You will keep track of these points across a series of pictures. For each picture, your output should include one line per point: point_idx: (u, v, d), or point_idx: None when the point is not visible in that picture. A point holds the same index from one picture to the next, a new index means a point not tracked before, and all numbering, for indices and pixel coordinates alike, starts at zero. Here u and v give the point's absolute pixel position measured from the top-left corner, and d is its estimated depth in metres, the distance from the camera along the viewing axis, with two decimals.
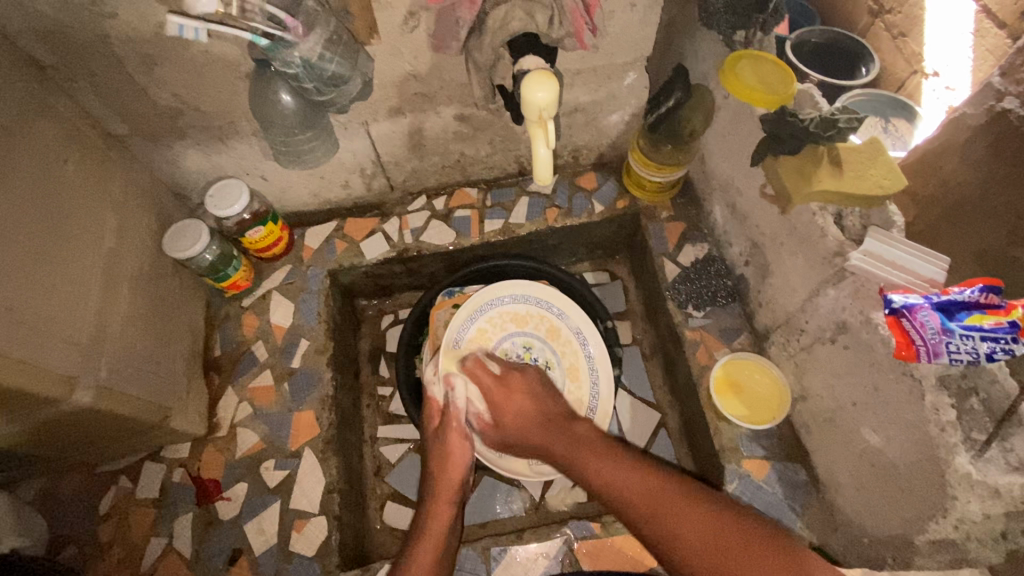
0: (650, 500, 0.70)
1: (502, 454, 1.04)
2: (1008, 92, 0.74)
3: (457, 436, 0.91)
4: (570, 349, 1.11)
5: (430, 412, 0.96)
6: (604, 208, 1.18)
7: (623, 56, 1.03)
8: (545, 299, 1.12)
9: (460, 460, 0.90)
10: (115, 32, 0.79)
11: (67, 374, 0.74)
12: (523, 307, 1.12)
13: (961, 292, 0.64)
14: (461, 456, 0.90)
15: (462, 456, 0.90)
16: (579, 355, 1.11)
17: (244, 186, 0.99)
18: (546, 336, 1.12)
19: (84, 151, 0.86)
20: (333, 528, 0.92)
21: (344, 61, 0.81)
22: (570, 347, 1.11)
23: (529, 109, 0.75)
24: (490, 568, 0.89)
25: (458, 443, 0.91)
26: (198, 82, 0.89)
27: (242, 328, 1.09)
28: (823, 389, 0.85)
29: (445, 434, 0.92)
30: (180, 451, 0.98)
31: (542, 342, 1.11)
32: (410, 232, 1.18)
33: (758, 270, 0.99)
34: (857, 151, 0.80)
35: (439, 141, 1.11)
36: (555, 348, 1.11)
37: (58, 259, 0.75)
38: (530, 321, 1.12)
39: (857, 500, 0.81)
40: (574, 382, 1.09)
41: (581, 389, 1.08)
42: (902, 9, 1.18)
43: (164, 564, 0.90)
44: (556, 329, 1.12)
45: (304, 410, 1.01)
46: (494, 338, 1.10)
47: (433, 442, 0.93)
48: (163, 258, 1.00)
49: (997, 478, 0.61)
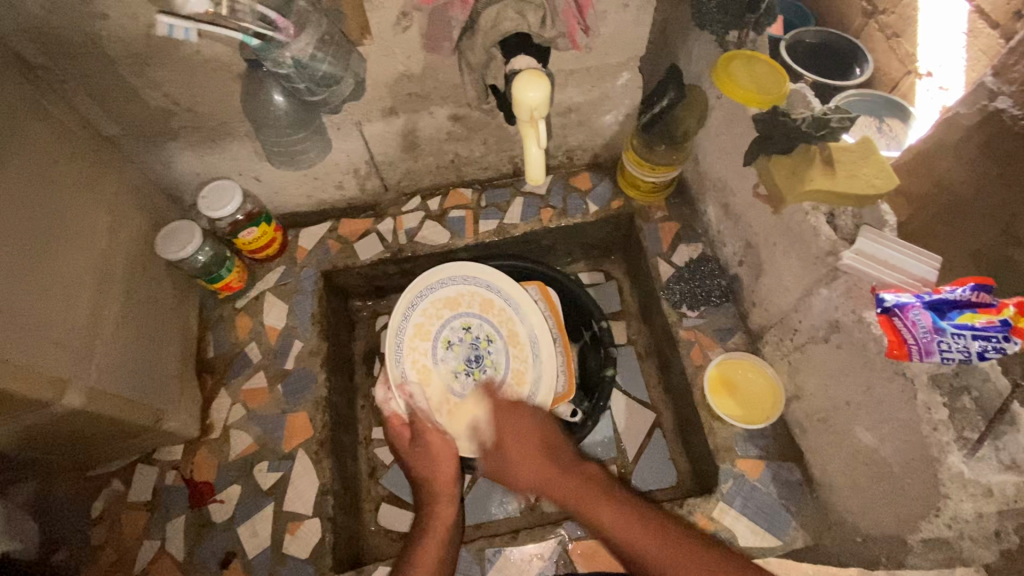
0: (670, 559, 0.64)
1: None
2: (1000, 91, 0.74)
3: (436, 435, 0.92)
4: (506, 316, 1.10)
5: (394, 427, 0.95)
6: (598, 208, 1.18)
7: (616, 56, 1.03)
8: (473, 275, 1.10)
9: (447, 455, 0.90)
10: (106, 32, 0.79)
11: (58, 376, 0.73)
12: (452, 289, 1.09)
13: (953, 291, 0.64)
14: (449, 449, 0.91)
15: (450, 453, 0.91)
16: (514, 320, 1.10)
17: (236, 188, 0.99)
18: (482, 310, 1.10)
19: (76, 152, 0.86)
20: (328, 530, 0.91)
21: (337, 61, 0.80)
22: (505, 313, 1.11)
23: (520, 110, 0.75)
24: (485, 569, 0.89)
25: (438, 439, 0.91)
26: (191, 83, 0.89)
27: (236, 329, 1.09)
28: (817, 388, 0.85)
29: (424, 441, 0.91)
30: (173, 453, 0.98)
31: (480, 319, 1.10)
32: (405, 233, 1.18)
33: (752, 270, 0.99)
34: (849, 151, 0.80)
35: (433, 141, 1.11)
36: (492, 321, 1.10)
37: (48, 261, 0.75)
38: (463, 301, 1.10)
39: (852, 499, 0.81)
40: (515, 349, 1.09)
41: (524, 355, 1.08)
42: (895, 10, 1.19)
43: (157, 568, 0.89)
44: (488, 301, 1.10)
45: (298, 411, 1.00)
46: (433, 329, 1.07)
47: (411, 452, 0.92)
48: (156, 259, 0.99)
49: (990, 477, 0.61)
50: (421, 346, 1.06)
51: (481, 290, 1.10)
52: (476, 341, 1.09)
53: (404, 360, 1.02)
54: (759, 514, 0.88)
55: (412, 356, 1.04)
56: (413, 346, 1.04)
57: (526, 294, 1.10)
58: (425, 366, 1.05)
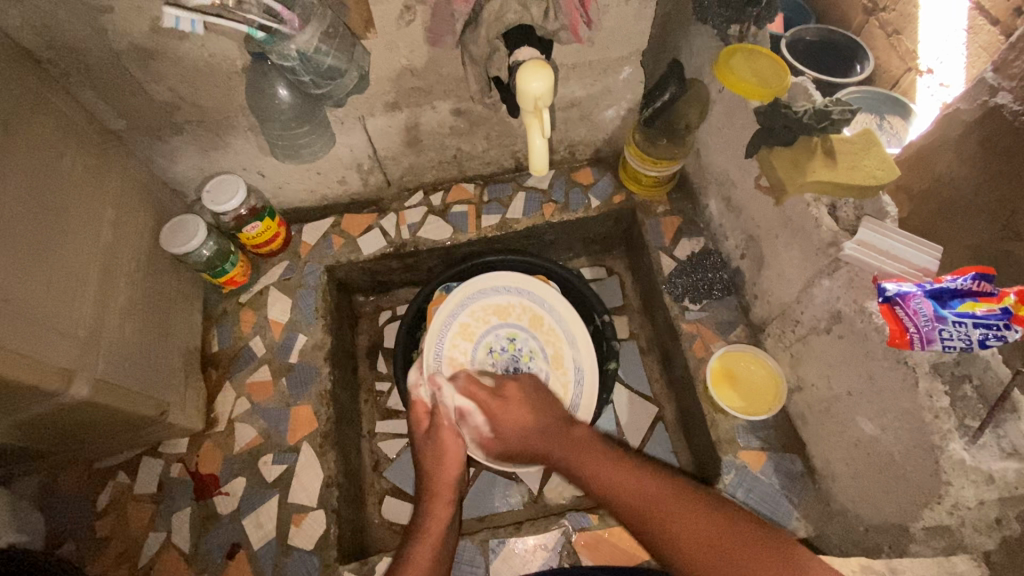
0: (660, 505, 0.68)
1: None
2: (1000, 87, 0.75)
3: (449, 434, 0.88)
4: (554, 337, 1.11)
5: (416, 413, 0.94)
6: (600, 203, 1.18)
7: (619, 50, 1.03)
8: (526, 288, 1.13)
9: (455, 455, 0.87)
10: (112, 26, 0.79)
11: (64, 366, 0.74)
12: (504, 297, 1.12)
13: (954, 280, 0.65)
14: (456, 451, 0.87)
15: (458, 452, 0.87)
16: (562, 343, 1.11)
17: (241, 182, 1.00)
18: (530, 325, 1.12)
19: (81, 146, 0.86)
20: (332, 521, 0.92)
21: (341, 54, 0.81)
22: (555, 333, 1.11)
23: (524, 100, 0.76)
24: (488, 560, 0.89)
25: (452, 440, 0.88)
26: (195, 77, 0.89)
27: (240, 324, 1.09)
28: (819, 379, 0.86)
29: (434, 433, 0.89)
30: (178, 446, 0.99)
31: (527, 332, 1.11)
32: (407, 228, 1.18)
33: (754, 262, 0.99)
34: (849, 142, 0.81)
35: (436, 136, 1.12)
36: (539, 337, 1.11)
37: (53, 253, 0.75)
38: (513, 312, 1.13)
39: (853, 489, 0.81)
40: (558, 370, 1.08)
41: (565, 375, 1.08)
42: (896, 7, 1.19)
43: (162, 559, 0.90)
44: (539, 318, 1.12)
45: (302, 404, 1.01)
46: (477, 332, 1.10)
47: (423, 444, 0.90)
48: (160, 253, 1.00)
49: (992, 464, 0.62)
50: (463, 345, 1.08)
51: (534, 303, 1.13)
52: (519, 353, 1.10)
53: (444, 352, 1.06)
54: (762, 505, 0.88)
55: (453, 350, 1.07)
56: (455, 343, 1.08)
57: (577, 317, 1.11)
58: (463, 363, 1.07)
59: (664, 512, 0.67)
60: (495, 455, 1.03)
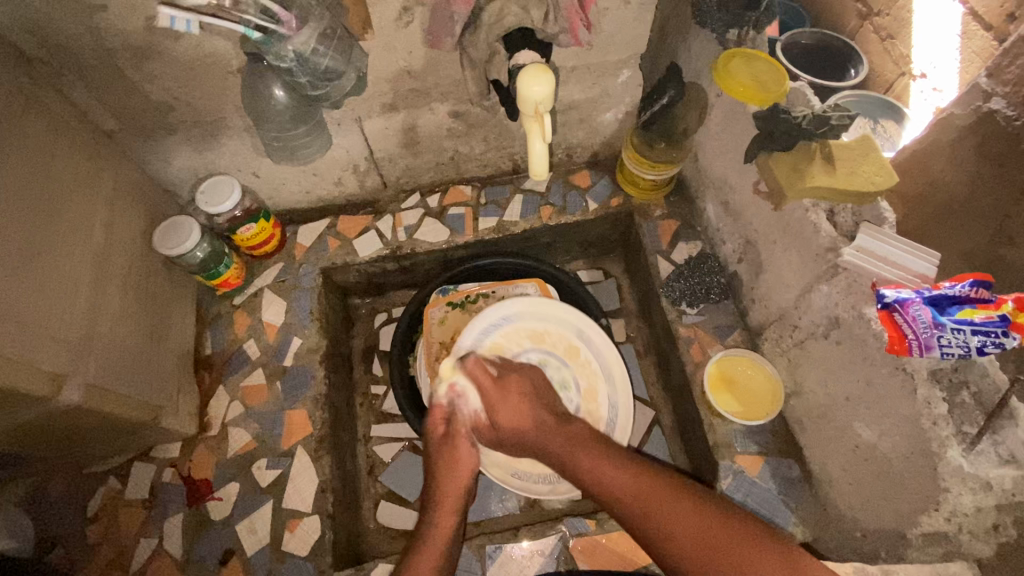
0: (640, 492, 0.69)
1: (513, 475, 0.99)
2: (995, 92, 0.74)
3: (464, 444, 0.89)
4: (590, 372, 1.04)
5: (434, 419, 0.92)
6: (598, 206, 1.18)
7: (618, 53, 1.05)
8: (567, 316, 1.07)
9: (468, 467, 0.87)
10: (105, 25, 0.78)
11: (55, 371, 0.72)
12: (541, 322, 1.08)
13: (952, 287, 0.64)
14: (469, 462, 0.87)
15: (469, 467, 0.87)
16: (598, 377, 1.04)
17: (236, 182, 0.99)
18: (565, 355, 1.06)
19: (74, 146, 0.85)
20: (328, 527, 0.91)
21: (339, 55, 0.81)
22: (590, 367, 1.05)
23: (524, 104, 0.76)
24: (485, 567, 0.89)
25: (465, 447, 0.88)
26: (189, 77, 0.88)
27: (234, 326, 1.08)
28: (817, 385, 0.86)
29: (451, 441, 0.89)
30: (170, 450, 0.97)
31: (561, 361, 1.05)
32: (404, 230, 1.17)
33: (752, 267, 0.99)
34: (848, 149, 0.80)
35: (433, 138, 1.11)
36: (574, 369, 1.05)
37: (45, 255, 0.74)
38: (549, 338, 1.07)
39: (850, 494, 0.81)
40: (590, 404, 1.01)
41: (597, 411, 1.01)
42: (891, 12, 1.19)
43: (154, 565, 0.89)
44: (575, 348, 1.06)
45: (297, 409, 1.00)
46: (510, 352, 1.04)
47: (436, 451, 0.89)
48: (154, 255, 0.99)
49: (988, 471, 0.62)
50: None
51: (570, 333, 1.07)
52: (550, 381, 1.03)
53: None
54: (759, 509, 0.88)
55: None
56: None
57: (617, 355, 1.05)
58: None
59: (650, 498, 0.68)
60: (514, 481, 0.99)
